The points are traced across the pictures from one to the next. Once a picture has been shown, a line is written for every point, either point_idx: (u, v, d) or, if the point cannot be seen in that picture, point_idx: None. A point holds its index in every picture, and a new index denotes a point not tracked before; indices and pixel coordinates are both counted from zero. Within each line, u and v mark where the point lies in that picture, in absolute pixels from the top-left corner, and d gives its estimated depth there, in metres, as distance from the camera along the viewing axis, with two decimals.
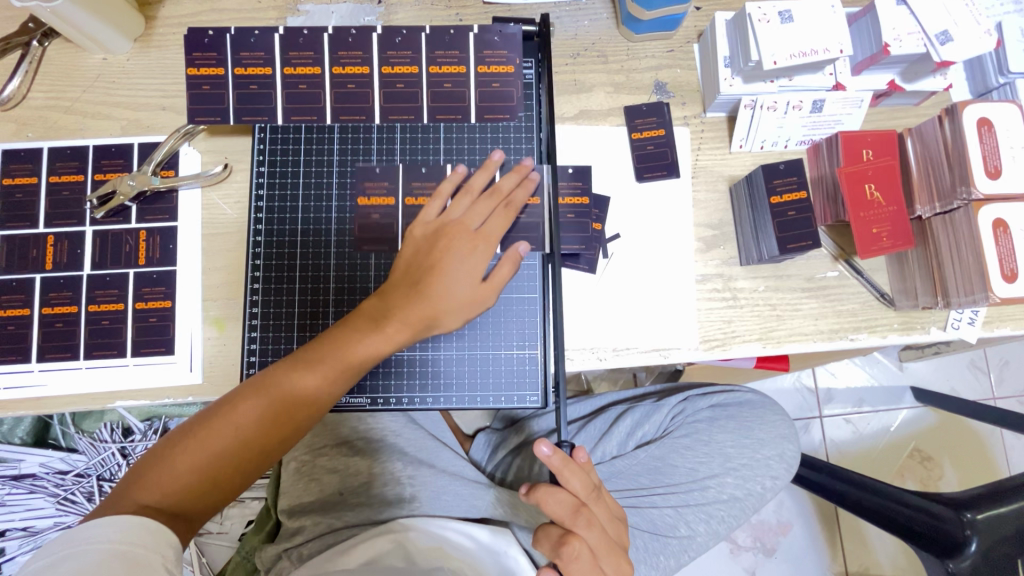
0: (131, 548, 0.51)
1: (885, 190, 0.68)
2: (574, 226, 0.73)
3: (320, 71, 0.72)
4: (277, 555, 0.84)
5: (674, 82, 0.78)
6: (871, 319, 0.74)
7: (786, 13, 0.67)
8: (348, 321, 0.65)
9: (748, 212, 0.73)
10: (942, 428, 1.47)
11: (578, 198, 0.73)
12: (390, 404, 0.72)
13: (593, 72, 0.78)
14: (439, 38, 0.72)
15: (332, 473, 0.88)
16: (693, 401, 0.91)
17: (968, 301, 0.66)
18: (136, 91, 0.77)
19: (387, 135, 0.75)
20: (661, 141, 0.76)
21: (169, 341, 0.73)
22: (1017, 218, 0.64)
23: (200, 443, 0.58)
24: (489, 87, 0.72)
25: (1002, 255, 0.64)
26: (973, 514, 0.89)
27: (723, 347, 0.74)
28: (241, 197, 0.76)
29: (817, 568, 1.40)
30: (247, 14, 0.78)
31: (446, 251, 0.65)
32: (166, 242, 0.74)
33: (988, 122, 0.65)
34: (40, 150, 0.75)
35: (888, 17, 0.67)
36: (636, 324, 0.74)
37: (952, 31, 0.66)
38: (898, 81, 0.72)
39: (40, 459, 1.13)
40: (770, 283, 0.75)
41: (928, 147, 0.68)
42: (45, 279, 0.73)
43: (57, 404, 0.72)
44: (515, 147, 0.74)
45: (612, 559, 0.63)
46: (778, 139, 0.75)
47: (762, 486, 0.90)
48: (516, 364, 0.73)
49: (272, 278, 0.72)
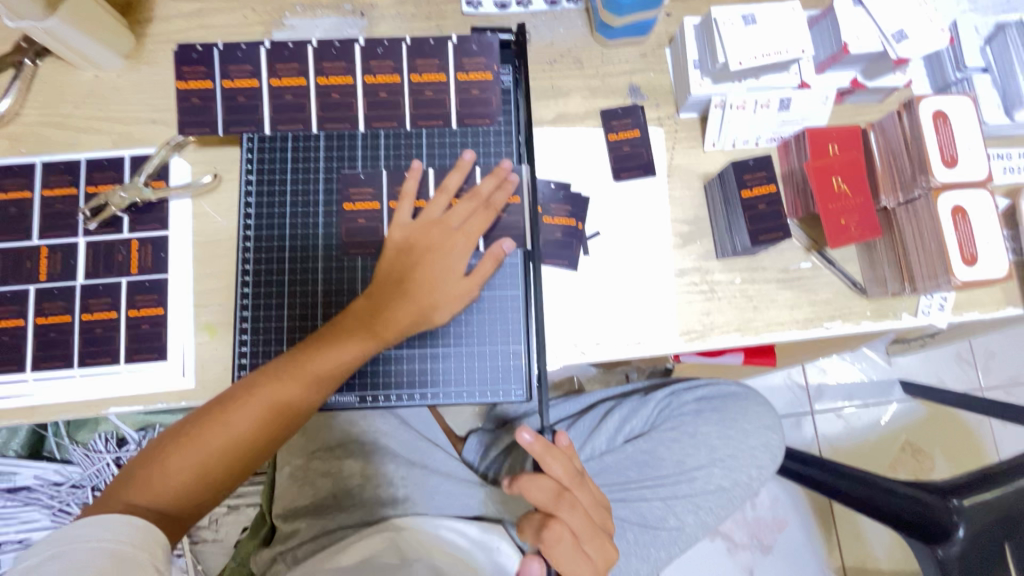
0: (118, 545, 0.52)
1: (852, 182, 0.71)
2: (561, 245, 0.76)
3: (305, 82, 0.74)
4: (271, 558, 0.86)
5: (647, 85, 0.81)
6: (844, 307, 0.77)
7: (749, 17, 0.70)
8: (337, 322, 0.67)
9: (722, 208, 0.76)
10: (931, 420, 1.50)
11: (567, 220, 0.77)
12: (379, 402, 0.74)
13: (569, 77, 0.81)
14: (419, 48, 0.74)
15: (325, 475, 0.89)
16: (679, 394, 0.94)
17: (932, 285, 0.69)
18: (127, 106, 0.80)
19: (371, 142, 0.77)
20: (636, 142, 0.79)
21: (162, 348, 0.74)
22: (974, 206, 0.67)
23: (191, 444, 0.60)
24: (469, 94, 0.75)
25: (962, 239, 0.66)
26: (960, 500, 0.91)
27: (703, 339, 0.76)
28: (231, 206, 0.78)
29: (812, 563, 1.41)
30: (235, 29, 0.81)
31: (428, 251, 0.68)
32: (158, 250, 0.76)
33: (943, 115, 0.68)
34: (34, 165, 0.78)
35: (847, 18, 0.70)
36: (619, 318, 0.76)
37: (908, 30, 0.69)
38: (861, 78, 0.76)
39: (35, 471, 1.13)
40: (746, 276, 0.77)
41: (890, 140, 0.71)
42: (39, 290, 0.75)
43: (51, 412, 0.74)
44: (494, 149, 0.77)
45: (596, 543, 0.65)
46: (749, 137, 0.78)
47: (747, 476, 0.92)
48: (501, 359, 0.75)
49: (262, 282, 0.74)
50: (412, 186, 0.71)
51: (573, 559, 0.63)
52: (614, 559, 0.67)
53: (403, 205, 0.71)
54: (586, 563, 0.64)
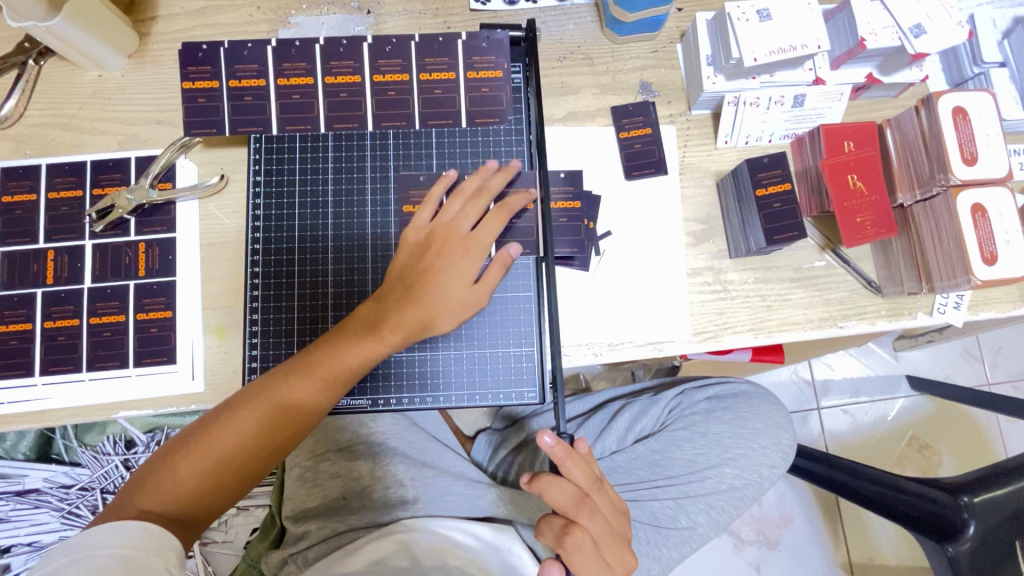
0: (133, 551, 0.52)
1: (867, 180, 0.70)
2: (569, 237, 0.75)
3: (313, 81, 0.73)
4: (282, 561, 0.85)
5: (658, 82, 0.80)
6: (858, 307, 0.76)
7: (763, 12, 0.69)
8: (346, 326, 0.66)
9: (735, 206, 0.75)
10: (938, 416, 1.49)
11: (574, 208, 0.76)
12: (390, 405, 0.73)
13: (579, 75, 0.80)
14: (428, 46, 0.73)
15: (335, 477, 0.89)
16: (690, 393, 0.93)
17: (951, 285, 0.68)
18: (132, 106, 0.79)
19: (380, 142, 0.76)
20: (648, 139, 0.78)
21: (171, 351, 0.74)
22: (994, 203, 0.66)
23: (202, 449, 0.59)
24: (478, 92, 0.74)
25: (982, 239, 0.65)
26: (970, 498, 0.90)
27: (716, 339, 0.76)
28: (239, 207, 0.77)
29: (820, 560, 1.41)
30: (240, 28, 0.80)
31: (439, 257, 0.67)
32: (166, 253, 0.75)
33: (963, 110, 0.66)
34: (39, 167, 0.77)
35: (864, 12, 0.69)
36: (631, 318, 0.76)
37: (925, 24, 0.68)
38: (876, 73, 0.74)
39: (43, 474, 1.13)
40: (760, 275, 0.76)
41: (908, 136, 0.70)
42: (46, 293, 0.74)
43: (61, 416, 0.73)
44: (505, 149, 0.76)
45: (615, 549, 0.64)
46: (762, 134, 0.77)
47: (759, 475, 0.91)
48: (513, 362, 0.74)
49: (272, 285, 0.74)
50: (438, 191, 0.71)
51: (592, 565, 0.63)
52: (633, 565, 0.66)
53: (423, 208, 0.70)
54: (604, 570, 0.64)
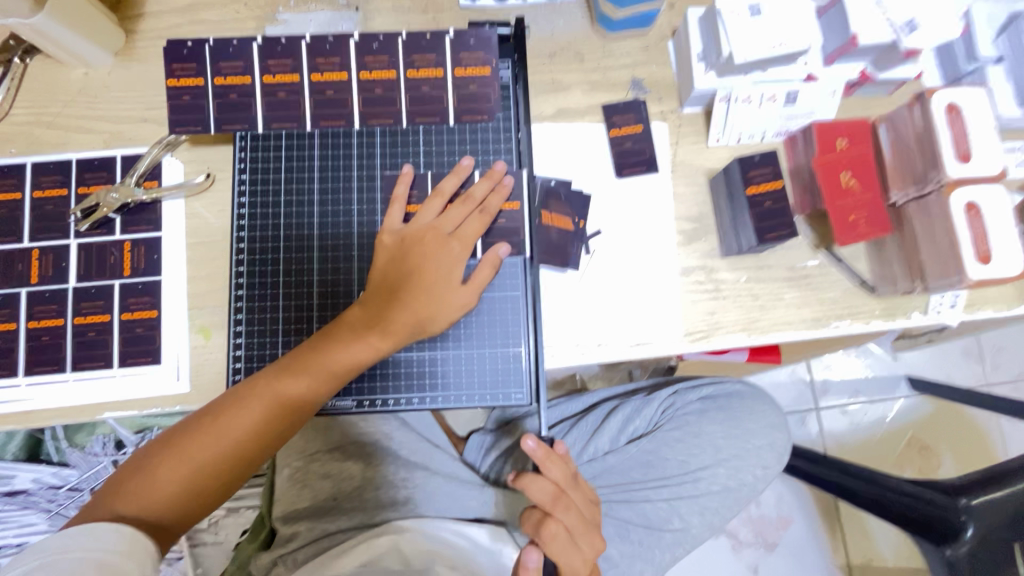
0: (108, 556, 0.51)
1: (861, 177, 0.69)
2: (559, 243, 0.74)
3: (298, 78, 0.72)
4: (272, 562, 0.85)
5: (650, 79, 0.79)
6: (853, 306, 0.75)
7: (754, 7, 0.68)
8: (332, 328, 0.65)
9: (728, 206, 0.74)
10: (937, 416, 1.48)
11: (565, 219, 0.75)
12: (377, 406, 0.72)
13: (570, 71, 0.79)
14: (415, 42, 0.72)
15: (324, 478, 0.87)
16: (683, 394, 0.91)
17: (944, 283, 0.68)
18: (117, 104, 0.78)
19: (367, 140, 0.75)
20: (639, 137, 0.77)
21: (156, 351, 0.73)
22: (989, 200, 0.65)
23: (184, 453, 0.59)
24: (467, 89, 0.73)
25: (976, 236, 0.65)
26: (969, 500, 0.89)
27: (707, 339, 0.74)
28: (225, 206, 0.76)
29: (818, 562, 1.40)
30: (227, 25, 0.79)
31: (423, 257, 0.66)
32: (151, 252, 0.75)
33: (956, 108, 0.66)
34: (25, 165, 0.76)
35: (856, 8, 0.68)
36: (621, 318, 0.75)
37: (918, 20, 0.67)
38: (870, 69, 0.74)
39: (32, 475, 1.12)
40: (752, 274, 0.75)
41: (901, 133, 0.69)
42: (31, 293, 0.74)
43: (44, 417, 0.72)
44: (494, 148, 0.75)
45: (589, 539, 0.65)
46: (755, 132, 0.76)
47: (753, 476, 0.91)
48: (501, 362, 0.73)
49: (257, 285, 0.73)
50: (404, 190, 0.71)
51: (567, 556, 0.62)
52: (602, 550, 0.67)
53: (393, 209, 0.70)
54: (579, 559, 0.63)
